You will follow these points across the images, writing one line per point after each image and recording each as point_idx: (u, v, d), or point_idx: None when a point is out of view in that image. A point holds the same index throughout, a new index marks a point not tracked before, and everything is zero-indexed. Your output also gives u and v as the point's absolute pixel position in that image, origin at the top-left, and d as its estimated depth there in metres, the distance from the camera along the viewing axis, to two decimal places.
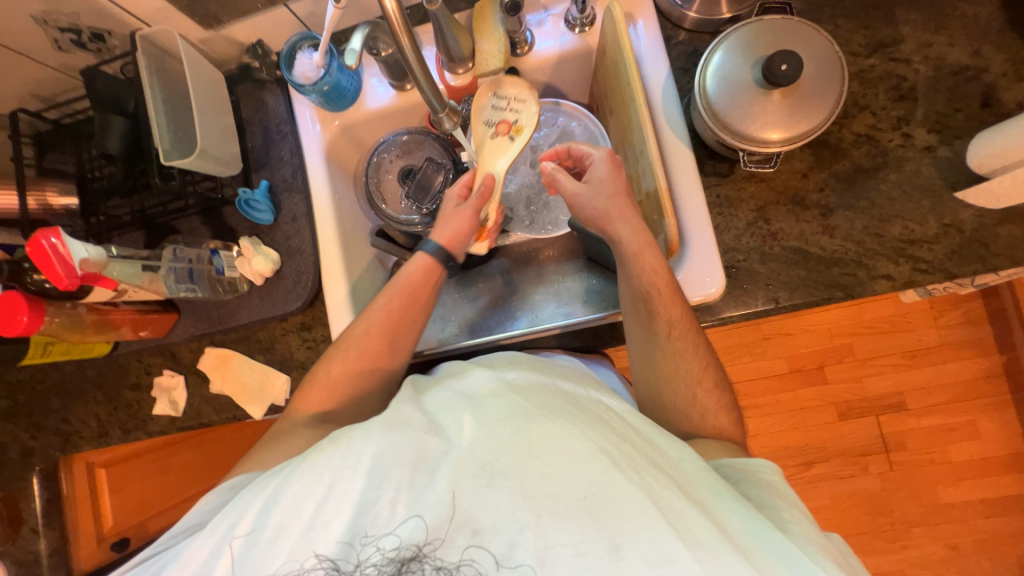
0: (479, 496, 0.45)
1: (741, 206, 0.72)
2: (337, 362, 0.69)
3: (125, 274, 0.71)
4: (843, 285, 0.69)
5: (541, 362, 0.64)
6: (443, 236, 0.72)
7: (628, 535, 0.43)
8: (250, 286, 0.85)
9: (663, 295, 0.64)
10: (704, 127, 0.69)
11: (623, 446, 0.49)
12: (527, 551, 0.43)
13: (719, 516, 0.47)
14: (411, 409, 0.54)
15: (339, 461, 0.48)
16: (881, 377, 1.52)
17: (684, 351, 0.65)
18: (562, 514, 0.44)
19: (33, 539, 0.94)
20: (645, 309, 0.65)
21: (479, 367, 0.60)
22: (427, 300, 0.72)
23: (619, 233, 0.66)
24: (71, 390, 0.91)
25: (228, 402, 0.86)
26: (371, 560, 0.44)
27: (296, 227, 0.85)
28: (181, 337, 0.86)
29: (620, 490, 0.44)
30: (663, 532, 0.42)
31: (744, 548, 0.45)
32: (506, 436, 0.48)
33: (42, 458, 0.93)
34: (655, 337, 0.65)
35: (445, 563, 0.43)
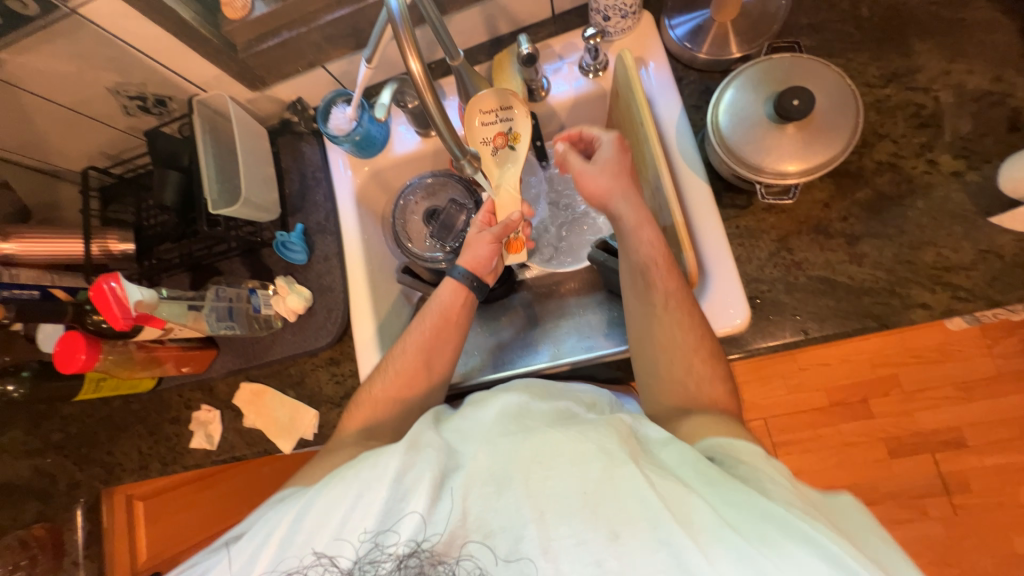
0: (487, 501, 0.47)
1: (762, 236, 0.72)
2: (369, 406, 0.69)
3: (172, 313, 0.76)
4: (876, 314, 0.67)
5: (567, 389, 0.64)
6: (466, 261, 0.76)
7: (626, 525, 0.43)
8: (284, 322, 0.89)
9: (661, 267, 0.64)
10: (719, 162, 0.70)
11: (623, 441, 0.49)
12: (532, 543, 0.44)
13: (718, 492, 0.44)
14: (427, 427, 0.56)
15: (353, 473, 0.51)
16: (933, 410, 1.42)
17: (680, 320, 0.62)
18: (564, 511, 0.44)
19: None
20: (640, 281, 0.65)
21: (491, 393, 0.62)
22: (459, 321, 0.73)
23: (620, 212, 0.67)
24: (117, 424, 0.96)
25: (260, 436, 0.88)
26: (370, 556, 0.46)
27: (328, 266, 0.90)
28: (220, 372, 0.90)
29: (618, 483, 0.45)
30: (660, 514, 0.42)
31: (743, 520, 0.42)
32: (511, 446, 0.50)
33: (87, 489, 0.97)
34: (651, 309, 0.64)
35: (444, 557, 0.45)
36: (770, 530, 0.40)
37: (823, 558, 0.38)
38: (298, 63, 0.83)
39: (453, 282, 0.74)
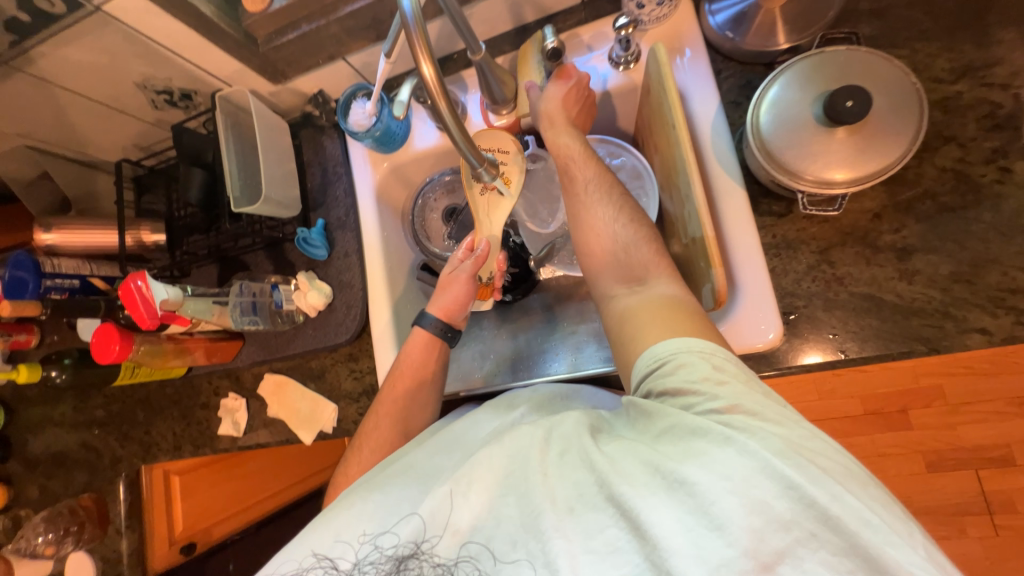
0: (459, 501, 0.47)
1: (802, 247, 0.67)
2: (363, 438, 0.71)
3: (198, 310, 0.78)
4: (926, 338, 0.61)
5: (574, 401, 0.62)
6: (440, 308, 0.74)
7: (580, 497, 0.44)
8: (306, 317, 0.90)
9: (578, 165, 0.67)
10: (758, 166, 0.65)
11: (577, 417, 0.49)
12: (503, 537, 0.45)
13: (655, 427, 0.45)
14: (417, 446, 0.60)
15: (350, 496, 0.55)
16: (981, 425, 1.32)
17: (607, 211, 0.63)
18: (525, 498, 0.45)
19: (118, 538, 1.04)
20: (565, 183, 0.68)
21: (484, 408, 0.62)
22: (432, 379, 0.73)
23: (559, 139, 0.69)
24: (153, 406, 1.02)
25: (283, 426, 0.91)
26: (371, 558, 0.49)
27: (348, 263, 0.90)
28: (245, 363, 0.93)
29: (570, 461, 0.46)
30: (606, 475, 0.43)
31: (675, 452, 0.42)
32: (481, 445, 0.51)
33: (127, 465, 1.03)
34: (578, 198, 0.66)
35: (443, 560, 0.47)
36: (696, 449, 0.41)
37: (748, 459, 0.38)
38: (318, 57, 0.82)
39: (421, 334, 0.73)
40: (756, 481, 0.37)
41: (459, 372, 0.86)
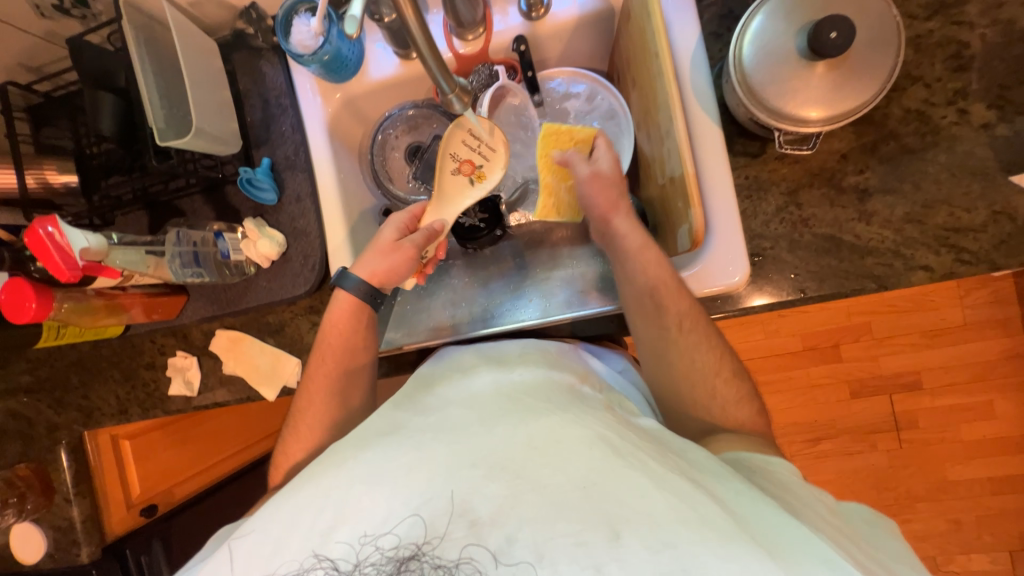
0: (477, 486, 0.46)
1: (772, 189, 0.67)
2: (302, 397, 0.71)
3: (129, 260, 0.68)
4: (877, 276, 0.65)
5: (561, 359, 0.67)
6: (373, 270, 0.70)
7: (629, 520, 0.43)
8: (257, 268, 0.83)
9: (666, 290, 0.64)
10: (737, 103, 0.63)
11: (626, 434, 0.51)
12: (527, 546, 0.42)
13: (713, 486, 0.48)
14: (410, 411, 0.58)
15: (338, 461, 0.52)
16: (898, 356, 1.49)
17: (696, 342, 0.65)
18: (563, 504, 0.44)
19: (66, 507, 0.96)
20: (649, 308, 0.65)
21: (493, 367, 0.65)
22: (362, 342, 0.72)
23: (620, 228, 0.67)
24: (88, 368, 0.93)
25: (242, 383, 0.86)
26: (371, 559, 0.44)
27: (301, 207, 0.82)
28: (192, 318, 0.85)
29: (621, 474, 0.45)
30: (665, 516, 0.43)
31: (737, 513, 0.45)
32: (511, 433, 0.50)
33: (68, 432, 0.96)
34: (667, 333, 0.65)
35: (444, 561, 0.43)
36: (755, 519, 0.45)
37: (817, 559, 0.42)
38: None
39: (343, 296, 0.71)
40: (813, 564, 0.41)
41: (426, 322, 0.83)
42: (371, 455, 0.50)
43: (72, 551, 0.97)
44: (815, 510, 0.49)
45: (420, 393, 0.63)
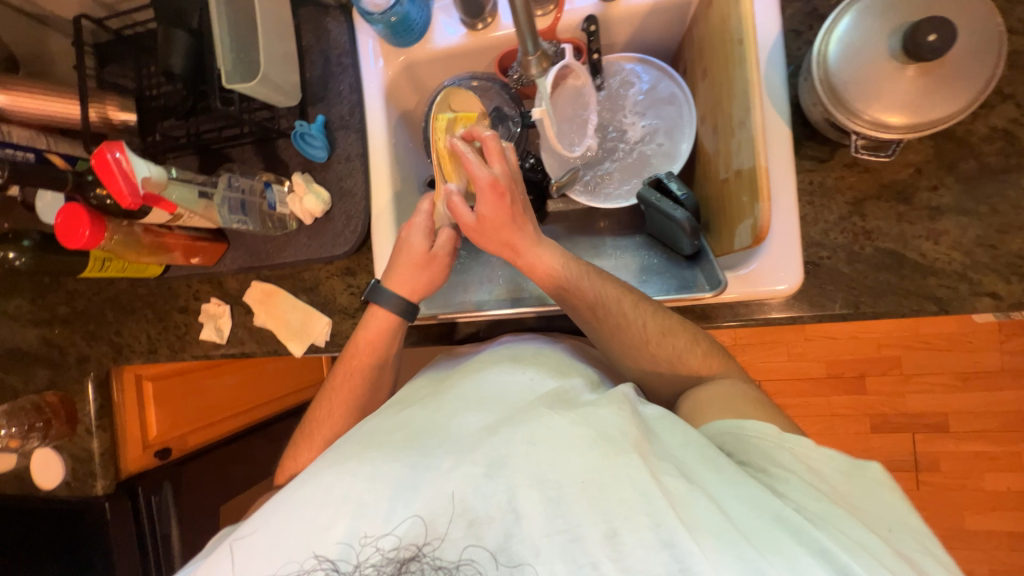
0: (474, 483, 0.43)
1: (836, 196, 0.65)
2: (317, 403, 0.72)
3: (184, 198, 0.71)
4: (939, 298, 0.62)
5: (577, 362, 0.63)
6: (410, 287, 0.70)
7: (625, 519, 0.40)
8: (299, 224, 0.84)
9: (574, 267, 0.63)
10: (814, 102, 0.61)
11: (627, 424, 0.46)
12: (524, 541, 0.41)
13: (727, 485, 0.43)
14: (416, 404, 0.56)
15: (335, 460, 0.48)
16: (926, 395, 1.44)
17: (621, 301, 0.62)
18: (560, 501, 0.41)
19: (88, 438, 0.98)
20: (571, 287, 0.63)
21: (504, 360, 0.60)
22: (392, 348, 0.71)
23: (517, 250, 0.64)
24: (124, 305, 0.94)
25: (271, 336, 0.87)
26: (371, 560, 0.41)
27: (350, 168, 0.82)
28: (230, 267, 0.87)
29: (619, 472, 0.42)
30: (664, 511, 0.40)
31: (743, 512, 0.41)
32: (508, 430, 0.47)
33: (97, 365, 0.97)
34: (594, 303, 0.62)
35: (445, 562, 0.41)
36: (759, 518, 0.40)
37: (830, 566, 0.37)
38: None
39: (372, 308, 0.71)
40: (806, 555, 0.38)
41: (459, 297, 0.79)
42: (374, 459, 0.47)
43: (87, 483, 0.98)
44: (823, 491, 0.44)
45: (429, 389, 0.61)
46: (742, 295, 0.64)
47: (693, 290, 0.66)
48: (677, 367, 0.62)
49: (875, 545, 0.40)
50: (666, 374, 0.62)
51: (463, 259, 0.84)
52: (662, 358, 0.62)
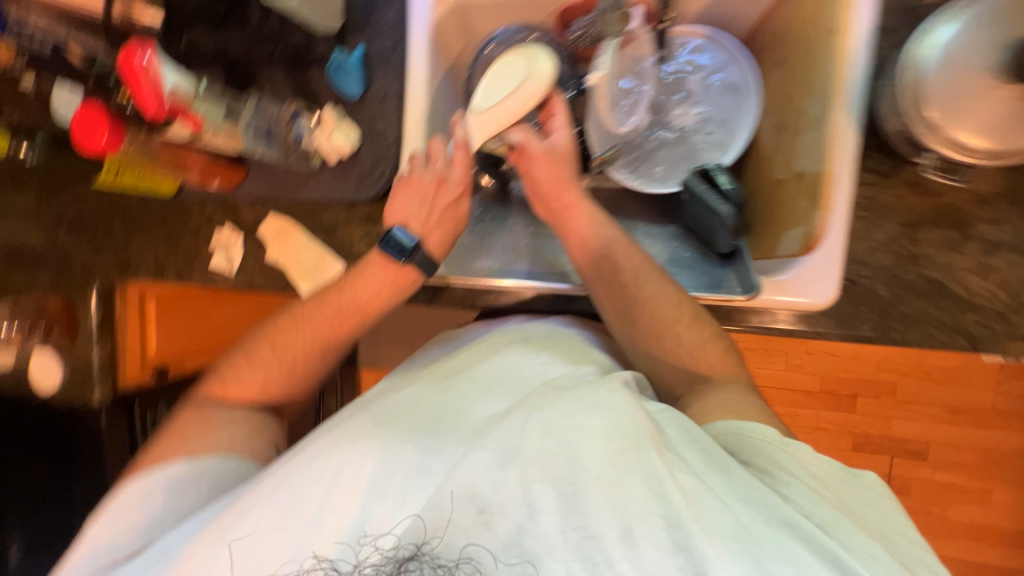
0: (484, 471, 0.41)
1: (890, 216, 0.63)
2: (285, 329, 0.68)
3: (210, 114, 0.71)
4: (972, 335, 0.61)
5: (591, 348, 0.60)
6: (435, 245, 0.69)
7: (640, 520, 0.38)
8: (323, 162, 0.80)
9: (619, 249, 0.62)
10: (892, 110, 0.57)
11: (645, 415, 0.42)
12: (537, 538, 0.38)
13: (744, 494, 0.40)
14: (417, 386, 0.54)
15: (334, 444, 0.47)
16: (913, 423, 1.46)
17: (657, 293, 0.60)
18: (574, 497, 0.39)
19: (89, 346, 0.96)
20: (606, 270, 0.62)
21: (517, 342, 0.57)
22: (393, 294, 0.68)
23: (571, 203, 0.65)
24: (134, 221, 0.91)
25: (280, 275, 0.83)
26: (370, 559, 0.41)
27: (384, 108, 0.77)
28: (246, 196, 0.83)
29: (636, 469, 0.39)
30: (682, 512, 0.37)
31: (756, 519, 0.39)
32: (519, 417, 0.44)
33: (101, 276, 0.94)
34: (627, 290, 0.61)
35: (444, 560, 0.39)
36: (772, 526, 0.38)
37: None
38: None
39: (379, 257, 0.67)
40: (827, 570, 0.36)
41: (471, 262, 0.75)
42: (383, 444, 0.46)
43: (83, 391, 0.97)
44: (831, 499, 0.44)
45: (435, 367, 0.58)
46: (777, 302, 0.62)
47: (722, 290, 0.64)
48: (698, 365, 0.60)
49: (887, 560, 0.39)
50: (687, 374, 0.60)
51: (488, 223, 0.81)
52: (685, 356, 0.60)
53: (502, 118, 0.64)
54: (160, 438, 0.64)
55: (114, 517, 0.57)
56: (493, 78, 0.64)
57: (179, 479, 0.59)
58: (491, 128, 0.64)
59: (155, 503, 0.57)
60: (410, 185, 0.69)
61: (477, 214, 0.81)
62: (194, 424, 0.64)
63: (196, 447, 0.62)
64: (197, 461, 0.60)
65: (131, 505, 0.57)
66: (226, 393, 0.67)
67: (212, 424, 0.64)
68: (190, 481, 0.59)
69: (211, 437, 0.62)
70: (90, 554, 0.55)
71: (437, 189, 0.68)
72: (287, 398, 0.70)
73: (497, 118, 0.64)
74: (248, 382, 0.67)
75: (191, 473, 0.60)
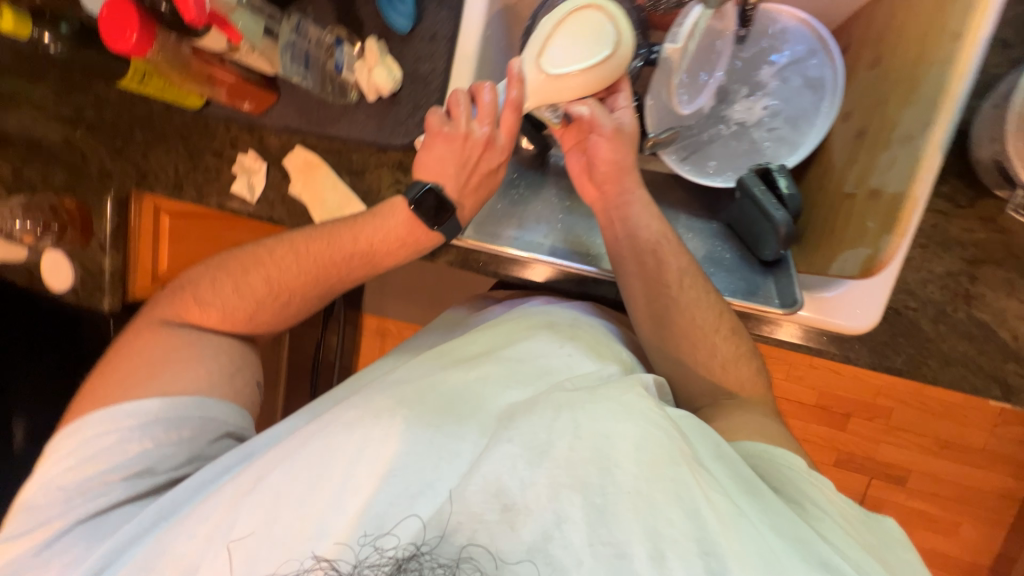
0: (513, 468, 0.38)
1: (953, 249, 0.59)
2: (283, 261, 0.64)
3: (248, 31, 0.64)
4: (1007, 384, 0.59)
5: (614, 342, 0.59)
6: (469, 208, 0.67)
7: (671, 541, 0.35)
8: (359, 97, 0.75)
9: (669, 249, 0.60)
10: (990, 138, 0.55)
11: (675, 430, 0.41)
12: (565, 549, 0.35)
13: (777, 523, 0.38)
14: (432, 364, 0.50)
15: (352, 419, 0.43)
16: (898, 450, 1.34)
17: (699, 299, 0.58)
18: (601, 509, 0.36)
19: (100, 254, 0.94)
20: (650, 265, 0.59)
21: (542, 329, 0.55)
22: (412, 247, 0.65)
23: (628, 189, 0.63)
24: (155, 130, 0.87)
25: (302, 211, 0.80)
26: (369, 561, 0.36)
27: (433, 49, 0.72)
28: (276, 122, 0.79)
29: (668, 484, 0.37)
30: (714, 536, 0.35)
31: (793, 555, 0.35)
32: (547, 413, 0.41)
33: (118, 183, 0.91)
34: (668, 290, 0.58)
35: (447, 561, 0.36)
36: (807, 563, 0.35)
37: None
38: None
39: (406, 212, 0.63)
40: None
41: (496, 229, 0.71)
42: (407, 425, 0.42)
43: (93, 298, 0.96)
44: (860, 538, 0.42)
45: (451, 347, 0.55)
46: (816, 323, 0.58)
47: (759, 300, 0.61)
48: (725, 379, 0.58)
49: None
50: (708, 380, 0.59)
51: (521, 189, 0.76)
52: (715, 367, 0.58)
53: (578, 86, 0.57)
54: (125, 363, 0.59)
55: (81, 455, 0.54)
56: (573, 33, 0.56)
57: (157, 419, 0.56)
58: (562, 96, 0.58)
59: (143, 446, 0.55)
60: (454, 141, 0.62)
61: (511, 177, 0.76)
62: (169, 355, 0.60)
63: (174, 385, 0.58)
64: (176, 400, 0.57)
65: (101, 444, 0.55)
66: (207, 322, 0.64)
67: (193, 361, 0.61)
68: (170, 423, 0.57)
69: (192, 377, 0.60)
70: (62, 489, 0.53)
71: (483, 152, 0.64)
72: (268, 327, 0.68)
73: (572, 85, 0.57)
74: (232, 307, 0.64)
75: (168, 413, 0.57)
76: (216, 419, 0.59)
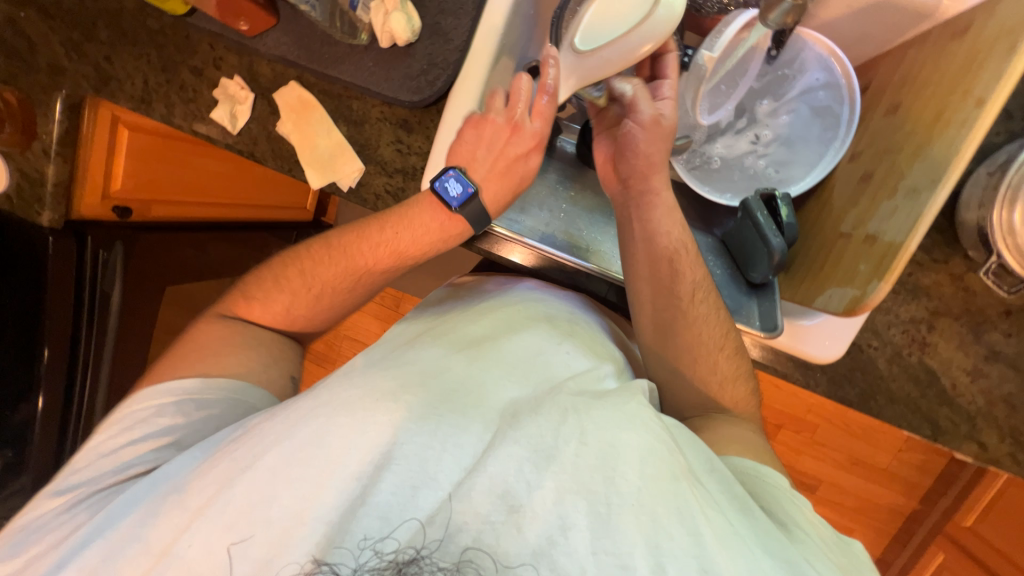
0: (518, 469, 0.38)
1: (921, 299, 0.64)
2: (319, 255, 0.62)
3: None
4: (938, 426, 0.64)
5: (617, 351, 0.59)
6: None
7: (671, 556, 0.36)
8: (370, 41, 0.69)
9: (682, 261, 0.61)
10: (978, 203, 0.59)
11: (676, 447, 0.43)
12: (571, 559, 0.35)
13: (764, 544, 0.40)
14: (424, 347, 0.49)
15: (352, 399, 0.42)
16: (817, 463, 1.44)
17: (708, 316, 0.60)
18: (607, 520, 0.37)
19: (41, 160, 0.81)
20: (664, 275, 0.61)
21: (541, 322, 0.55)
22: (442, 231, 0.61)
23: (648, 193, 0.62)
24: (124, 31, 0.77)
25: (289, 153, 0.74)
26: (367, 565, 0.35)
27: (459, 6, 0.68)
28: (270, 50, 0.71)
29: (669, 499, 0.38)
30: (711, 554, 0.37)
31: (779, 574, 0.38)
32: (553, 416, 0.42)
33: (72, 83, 0.79)
34: (667, 306, 0.61)
35: (445, 565, 0.35)
36: None
37: None
38: None
39: (430, 197, 0.60)
40: None
41: None
42: (408, 412, 0.41)
43: (25, 210, 0.84)
44: (833, 561, 0.44)
45: (456, 329, 0.54)
46: (789, 348, 0.62)
47: (742, 320, 0.63)
48: (705, 399, 0.61)
49: None
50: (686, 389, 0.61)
51: None
52: (714, 383, 0.61)
53: (606, 61, 0.56)
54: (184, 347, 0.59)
55: (121, 425, 0.53)
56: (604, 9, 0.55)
57: (194, 399, 0.54)
58: (595, 69, 0.57)
59: (173, 423, 0.53)
60: (479, 121, 0.61)
61: None
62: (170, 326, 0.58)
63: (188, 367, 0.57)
64: (214, 382, 0.55)
65: (138, 418, 0.53)
66: (250, 313, 0.62)
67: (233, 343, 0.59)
68: (205, 404, 0.54)
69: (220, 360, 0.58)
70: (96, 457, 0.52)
71: (511, 136, 0.61)
72: (308, 324, 0.64)
73: (604, 57, 0.56)
74: (273, 301, 0.62)
75: (203, 394, 0.55)
76: (246, 404, 0.56)
